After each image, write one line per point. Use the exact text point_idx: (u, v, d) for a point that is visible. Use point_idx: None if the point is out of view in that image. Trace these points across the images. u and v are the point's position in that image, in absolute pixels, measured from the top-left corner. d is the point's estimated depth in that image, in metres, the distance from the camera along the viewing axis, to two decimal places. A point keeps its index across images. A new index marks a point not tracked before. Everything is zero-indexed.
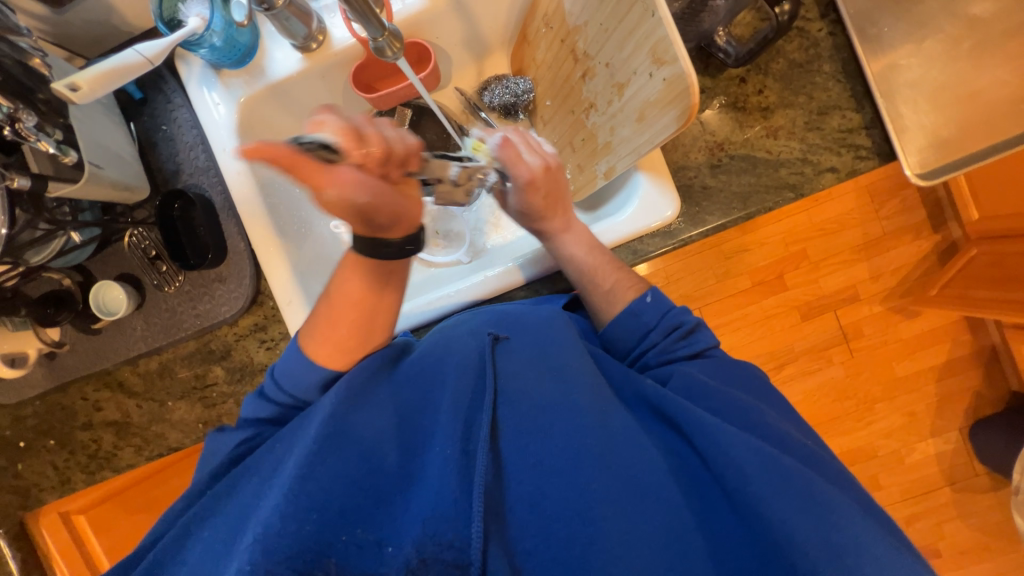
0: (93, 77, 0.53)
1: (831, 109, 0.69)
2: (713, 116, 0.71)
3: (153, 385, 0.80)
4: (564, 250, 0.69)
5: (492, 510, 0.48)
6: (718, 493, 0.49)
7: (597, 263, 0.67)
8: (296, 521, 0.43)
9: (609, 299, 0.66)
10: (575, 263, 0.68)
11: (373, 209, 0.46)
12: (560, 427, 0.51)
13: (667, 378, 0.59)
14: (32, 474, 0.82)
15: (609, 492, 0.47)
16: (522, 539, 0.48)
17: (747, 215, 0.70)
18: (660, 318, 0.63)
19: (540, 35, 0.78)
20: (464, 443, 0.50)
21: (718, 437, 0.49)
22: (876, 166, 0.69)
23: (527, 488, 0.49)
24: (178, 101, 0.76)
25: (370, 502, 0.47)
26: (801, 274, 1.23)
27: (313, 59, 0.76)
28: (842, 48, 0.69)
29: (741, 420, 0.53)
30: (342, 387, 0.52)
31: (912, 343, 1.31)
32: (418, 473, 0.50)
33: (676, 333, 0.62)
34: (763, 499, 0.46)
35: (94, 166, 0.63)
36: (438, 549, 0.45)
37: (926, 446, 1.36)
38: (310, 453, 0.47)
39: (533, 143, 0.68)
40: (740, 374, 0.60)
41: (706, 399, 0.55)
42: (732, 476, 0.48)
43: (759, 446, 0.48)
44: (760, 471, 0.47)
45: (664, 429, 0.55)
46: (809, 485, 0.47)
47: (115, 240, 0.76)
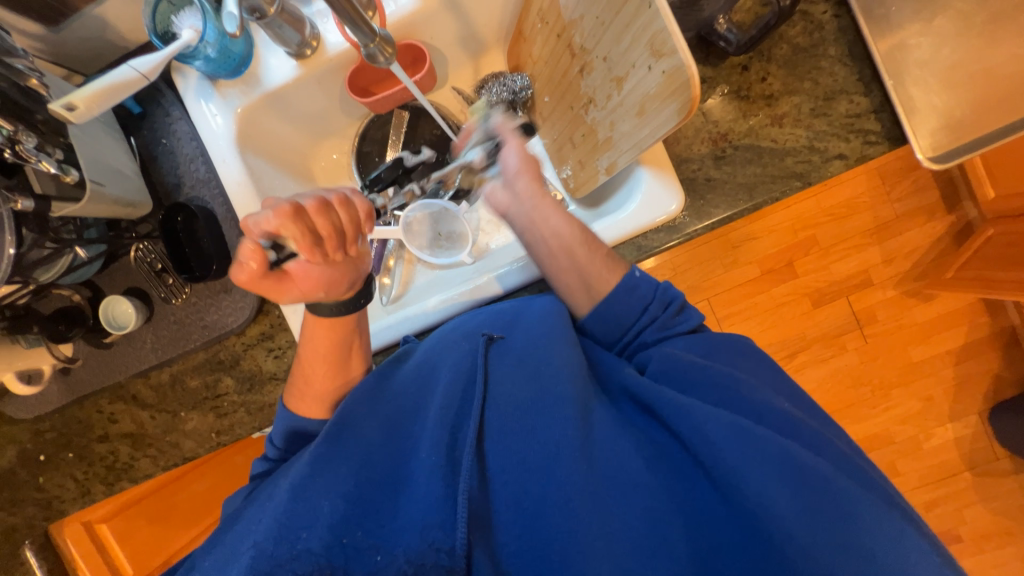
0: (90, 95, 0.54)
1: (838, 94, 0.67)
2: (716, 105, 0.69)
3: (165, 397, 0.81)
4: (534, 228, 0.65)
5: (478, 517, 0.47)
6: (700, 475, 0.48)
7: (567, 236, 0.62)
8: (291, 539, 0.44)
9: (596, 270, 0.60)
10: (558, 237, 0.63)
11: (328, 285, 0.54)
12: (542, 425, 0.49)
13: (646, 364, 0.57)
14: (53, 486, 0.83)
15: (588, 487, 0.46)
16: (508, 541, 0.47)
17: (753, 206, 0.68)
18: (654, 290, 0.60)
19: (536, 31, 0.76)
20: (450, 451, 0.49)
21: (694, 417, 0.48)
22: (886, 151, 0.67)
23: (512, 490, 0.48)
24: (176, 113, 0.76)
25: (362, 511, 0.46)
26: (809, 261, 1.21)
27: (308, 65, 0.75)
28: (847, 31, 0.67)
29: (724, 399, 0.51)
30: (337, 411, 0.53)
31: (927, 327, 1.29)
32: (406, 478, 0.49)
33: (670, 309, 0.60)
34: (743, 476, 0.45)
35: (96, 183, 0.63)
36: (438, 556, 0.44)
37: (945, 431, 1.33)
38: (306, 472, 0.48)
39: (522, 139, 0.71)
40: (731, 342, 0.58)
41: (685, 377, 0.53)
42: (710, 455, 0.46)
43: (737, 422, 0.47)
44: (735, 446, 0.46)
45: (645, 418, 0.54)
46: (785, 453, 0.45)
47: (122, 254, 0.77)
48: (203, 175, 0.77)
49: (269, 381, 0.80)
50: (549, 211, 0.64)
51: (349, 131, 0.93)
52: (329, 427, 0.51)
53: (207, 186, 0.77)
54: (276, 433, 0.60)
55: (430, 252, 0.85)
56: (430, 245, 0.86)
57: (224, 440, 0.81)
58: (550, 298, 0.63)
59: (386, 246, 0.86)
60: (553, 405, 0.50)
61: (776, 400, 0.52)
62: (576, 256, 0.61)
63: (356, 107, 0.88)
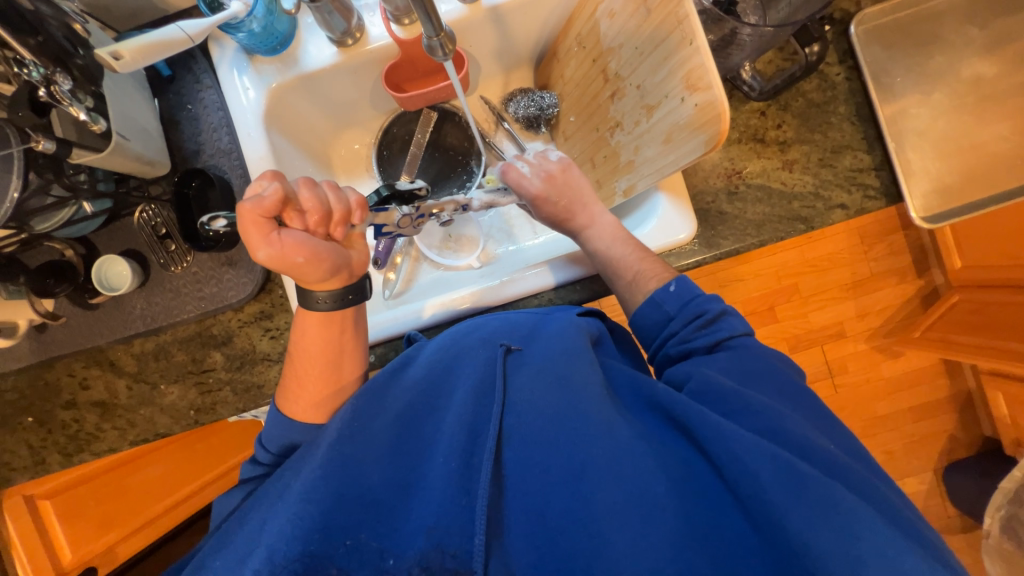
0: (137, 48, 0.53)
1: (843, 149, 0.73)
2: (732, 146, 0.73)
3: (146, 366, 0.77)
4: (592, 244, 0.71)
5: (493, 525, 0.46)
6: (734, 507, 0.45)
7: (622, 251, 0.68)
8: (301, 540, 0.41)
9: (632, 289, 0.66)
10: (601, 255, 0.70)
11: (317, 258, 0.53)
12: (564, 438, 0.48)
13: (684, 381, 0.55)
14: (4, 452, 0.77)
15: (614, 505, 0.44)
16: (523, 553, 0.44)
17: (759, 243, 0.72)
18: (681, 307, 0.61)
19: (571, 54, 0.80)
20: (467, 457, 0.47)
21: (730, 444, 0.45)
22: (882, 206, 0.72)
23: (530, 503, 0.46)
24: (207, 81, 0.76)
25: (372, 512, 0.44)
26: (791, 307, 1.27)
27: (347, 54, 0.76)
28: (856, 93, 0.73)
29: (766, 428, 0.48)
30: (347, 408, 0.50)
31: (893, 383, 1.36)
32: (419, 481, 0.47)
33: (695, 323, 0.59)
34: (778, 509, 0.41)
35: (121, 137, 0.61)
36: (443, 558, 0.43)
37: (903, 484, 1.40)
38: (317, 474, 0.45)
39: (538, 160, 0.76)
40: (768, 369, 0.55)
41: (722, 402, 0.51)
42: (746, 484, 0.43)
43: (775, 452, 0.44)
44: (776, 478, 0.43)
45: (675, 435, 0.50)
46: (827, 491, 0.42)
47: (125, 215, 0.74)
48: (225, 146, 0.76)
49: (260, 363, 0.77)
50: (601, 234, 0.71)
51: (373, 124, 0.94)
52: (340, 427, 0.49)
53: (227, 156, 0.76)
54: (272, 440, 0.59)
55: (438, 251, 0.90)
56: (438, 245, 0.91)
57: (202, 419, 0.78)
58: (567, 315, 0.61)
59: (395, 244, 0.86)
60: (580, 421, 0.48)
61: (813, 437, 0.48)
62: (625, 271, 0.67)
63: (385, 101, 0.90)
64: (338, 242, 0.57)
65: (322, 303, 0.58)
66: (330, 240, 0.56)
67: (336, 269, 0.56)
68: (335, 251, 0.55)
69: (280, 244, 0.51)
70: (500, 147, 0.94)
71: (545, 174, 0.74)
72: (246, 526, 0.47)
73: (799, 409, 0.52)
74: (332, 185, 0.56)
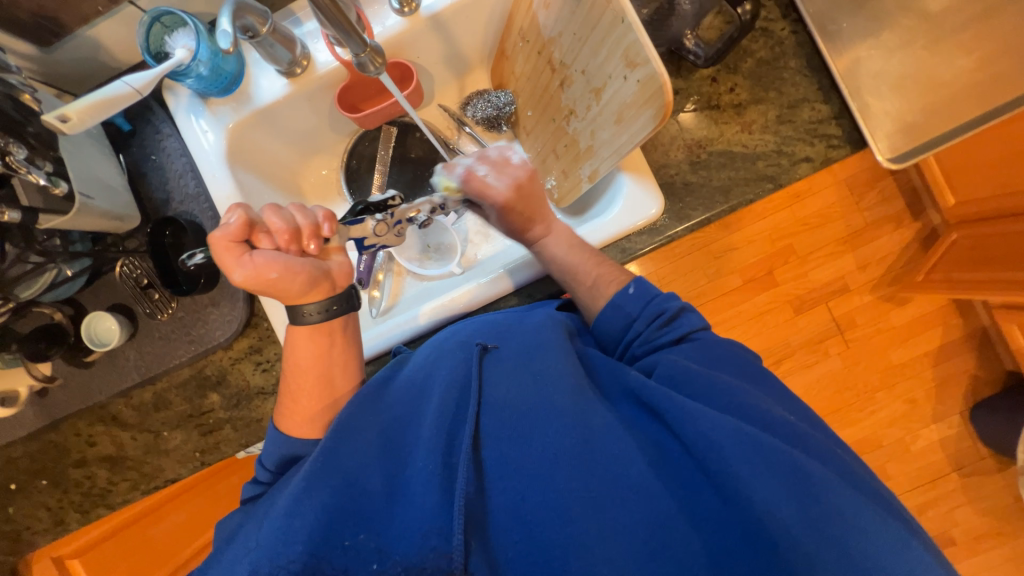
0: (83, 108, 0.55)
1: (800, 103, 0.72)
2: (688, 117, 0.73)
3: (147, 417, 0.79)
4: (547, 252, 0.69)
5: (472, 521, 0.44)
6: (703, 482, 0.45)
7: (580, 259, 0.66)
8: (285, 554, 0.42)
9: (592, 295, 0.65)
10: (558, 263, 0.67)
11: (290, 274, 0.57)
12: (538, 430, 0.48)
13: (652, 369, 0.56)
14: (25, 516, 0.79)
15: (587, 491, 0.44)
16: (504, 547, 0.44)
17: (729, 208, 0.72)
18: (642, 307, 0.60)
19: (517, 49, 0.81)
20: (446, 459, 0.47)
21: (698, 422, 0.46)
22: (848, 153, 0.71)
23: (511, 498, 0.45)
24: (166, 130, 0.78)
25: (352, 522, 0.44)
26: (789, 269, 1.25)
27: (297, 84, 0.77)
28: (805, 45, 0.73)
29: (733, 405, 0.49)
30: (335, 424, 0.50)
31: (903, 330, 1.33)
32: (402, 486, 0.47)
33: (657, 321, 0.59)
34: (744, 481, 0.43)
35: (84, 197, 0.63)
36: (439, 560, 0.42)
37: (929, 432, 1.37)
38: (302, 488, 0.45)
39: (499, 161, 0.67)
40: (726, 356, 0.56)
41: (690, 383, 0.51)
42: (713, 459, 0.44)
43: (739, 426, 0.45)
44: (742, 451, 0.44)
45: (647, 419, 0.51)
46: (789, 459, 0.44)
47: (106, 271, 0.76)
48: (192, 191, 0.77)
49: (257, 397, 0.78)
50: (559, 242, 0.68)
51: (337, 148, 0.95)
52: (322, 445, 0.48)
53: (196, 201, 0.77)
54: (270, 454, 0.59)
55: (419, 263, 0.90)
56: (419, 257, 0.91)
57: (208, 459, 0.79)
58: (545, 310, 0.62)
59: (376, 261, 0.87)
60: (552, 412, 0.49)
61: (767, 405, 0.49)
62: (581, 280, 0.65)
63: (344, 123, 0.91)
64: (314, 256, 0.59)
65: (311, 315, 0.60)
66: (307, 254, 0.59)
67: (313, 282, 0.58)
68: (309, 264, 0.58)
69: (252, 264, 0.55)
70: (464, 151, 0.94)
71: (511, 179, 0.67)
72: (231, 548, 0.47)
73: (760, 386, 0.54)
74: (298, 206, 0.58)
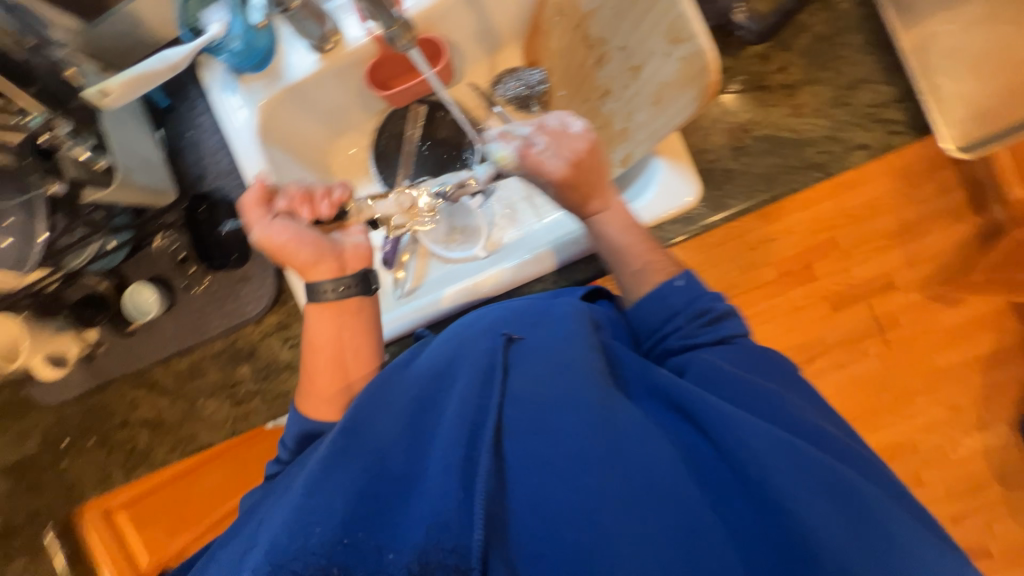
0: (122, 82, 0.57)
1: (859, 84, 0.66)
2: (732, 98, 0.69)
3: (183, 384, 0.82)
4: (599, 230, 0.66)
5: (494, 523, 0.43)
6: (738, 489, 0.44)
7: (632, 241, 0.64)
8: (305, 534, 0.42)
9: (637, 280, 0.62)
10: (608, 242, 0.65)
11: (301, 241, 0.62)
12: (564, 427, 0.46)
13: (683, 370, 0.54)
14: (75, 470, 0.85)
15: (616, 493, 0.43)
16: (526, 543, 0.43)
17: (773, 198, 0.67)
18: (687, 302, 0.58)
19: (552, 25, 0.77)
20: (469, 449, 0.46)
21: (735, 428, 0.45)
22: (911, 140, 0.66)
23: (536, 494, 0.44)
24: (202, 106, 0.79)
25: (372, 508, 0.45)
26: (829, 262, 1.17)
27: (328, 59, 0.77)
28: (869, 20, 0.67)
29: (770, 414, 0.48)
30: (353, 408, 0.52)
31: (952, 333, 1.24)
32: (418, 480, 0.47)
33: (700, 319, 0.57)
34: (784, 491, 0.41)
35: (126, 170, 0.66)
36: (442, 554, 0.42)
37: (974, 441, 1.29)
38: (319, 467, 0.47)
39: (559, 133, 0.64)
40: (769, 364, 0.54)
41: (726, 385, 0.50)
42: (752, 466, 0.43)
43: (775, 434, 0.44)
44: (782, 462, 0.43)
45: (676, 420, 0.50)
46: (829, 471, 0.43)
47: (146, 244, 0.79)
48: (225, 166, 0.79)
49: (285, 370, 0.80)
50: (615, 221, 0.65)
51: (366, 127, 0.95)
52: (341, 426, 0.50)
53: (229, 176, 0.79)
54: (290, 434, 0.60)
55: (444, 245, 0.89)
56: (444, 238, 0.90)
57: (238, 428, 0.81)
58: (570, 300, 0.60)
59: (401, 243, 0.88)
60: (580, 409, 0.47)
61: (808, 415, 0.49)
62: (630, 265, 0.63)
63: (373, 101, 0.90)
64: (330, 238, 0.65)
65: (328, 293, 0.63)
66: (325, 234, 0.65)
67: (320, 257, 0.63)
68: (322, 236, 0.64)
69: (270, 227, 0.63)
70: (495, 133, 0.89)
71: (570, 152, 0.63)
72: (254, 518, 0.50)
73: (791, 387, 0.53)
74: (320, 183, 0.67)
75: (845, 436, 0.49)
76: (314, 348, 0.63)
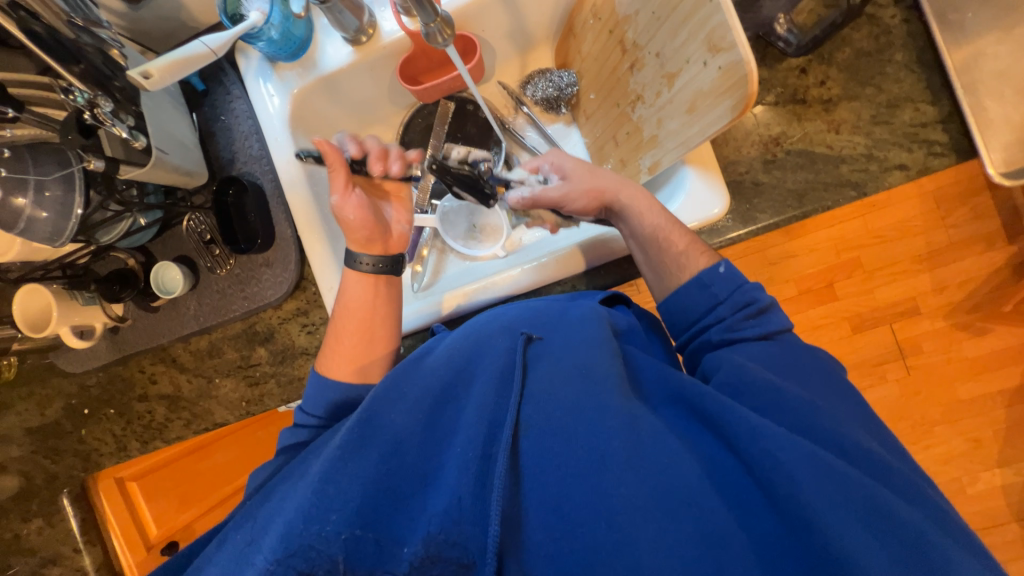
0: (163, 65, 0.57)
1: (903, 102, 0.65)
2: (766, 110, 0.67)
3: (202, 362, 0.84)
4: (631, 211, 0.64)
5: (508, 524, 0.44)
6: (764, 502, 0.43)
7: (669, 222, 0.63)
8: (318, 522, 0.42)
9: (682, 261, 0.61)
10: (644, 224, 0.63)
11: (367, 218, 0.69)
12: (584, 429, 0.46)
13: (714, 371, 0.54)
14: (93, 439, 0.87)
15: (636, 500, 0.42)
16: (542, 544, 0.43)
17: (802, 214, 0.66)
18: (731, 292, 0.57)
19: (587, 27, 0.77)
20: (484, 451, 0.47)
21: (767, 442, 0.43)
22: (952, 163, 0.64)
23: (553, 496, 0.44)
24: (236, 92, 0.80)
25: (386, 500, 0.45)
26: (852, 283, 1.15)
27: (362, 52, 0.78)
28: (917, 36, 0.65)
29: (799, 425, 0.47)
30: (370, 397, 0.51)
31: (977, 363, 1.20)
32: (433, 473, 0.47)
33: (744, 311, 0.56)
34: (818, 509, 0.40)
35: (160, 151, 0.67)
36: (444, 548, 0.43)
37: (994, 476, 1.23)
38: (336, 456, 0.46)
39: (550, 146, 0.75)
40: (807, 364, 0.53)
41: (756, 394, 0.49)
42: (781, 483, 0.42)
43: (812, 451, 0.43)
44: (818, 480, 0.41)
45: (699, 429, 0.49)
46: (870, 494, 0.41)
47: (175, 224, 0.81)
48: (255, 152, 0.80)
49: (301, 356, 0.82)
50: (642, 198, 0.65)
51: (393, 120, 0.95)
52: (359, 414, 0.49)
53: (258, 162, 0.80)
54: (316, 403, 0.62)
55: (463, 242, 0.89)
56: (464, 236, 0.90)
57: (253, 410, 0.83)
58: (588, 302, 0.60)
59: (422, 236, 0.88)
60: (602, 414, 0.47)
61: (853, 435, 0.47)
62: (673, 242, 0.62)
63: (403, 96, 0.90)
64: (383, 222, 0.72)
65: (365, 266, 0.69)
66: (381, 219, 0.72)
67: (373, 238, 0.70)
68: (381, 222, 0.72)
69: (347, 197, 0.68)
70: (521, 132, 0.91)
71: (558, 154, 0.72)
72: (268, 505, 0.49)
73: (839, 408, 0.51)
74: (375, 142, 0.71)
75: (896, 461, 0.47)
76: (351, 333, 0.66)
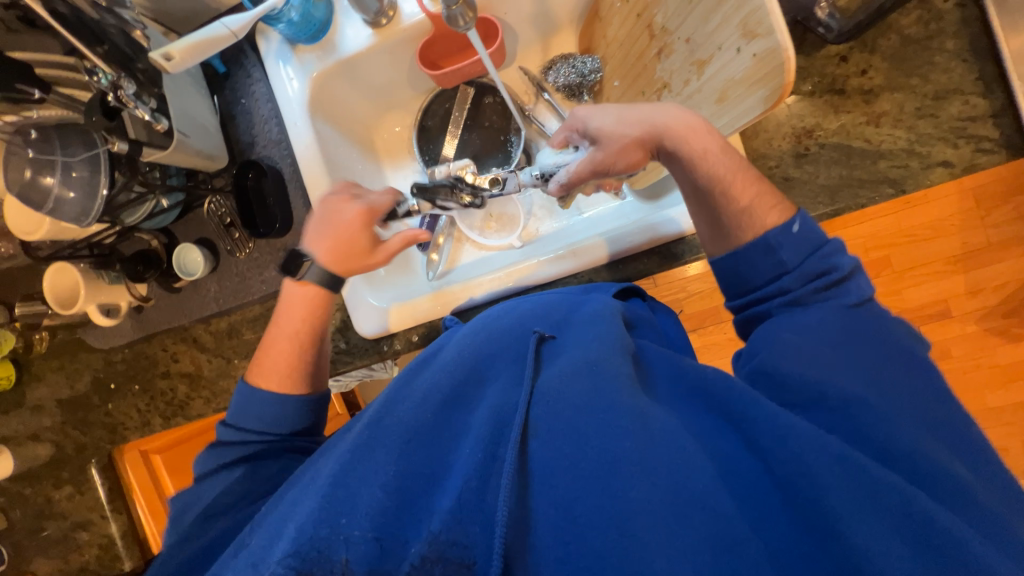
0: (183, 48, 0.59)
1: (950, 94, 0.61)
2: (801, 100, 0.63)
3: (222, 343, 0.86)
4: (681, 162, 0.59)
5: (518, 525, 0.43)
6: (783, 505, 0.42)
7: (729, 170, 0.58)
8: (331, 524, 0.41)
9: (748, 214, 0.57)
10: (698, 174, 0.59)
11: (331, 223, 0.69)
12: (593, 427, 0.45)
13: (753, 356, 0.52)
14: (119, 413, 0.90)
15: (649, 503, 0.41)
16: (553, 546, 0.42)
17: (833, 213, 0.63)
18: (802, 260, 0.53)
19: (613, 10, 0.74)
20: (492, 447, 0.47)
21: (785, 443, 0.43)
22: (1002, 160, 0.59)
23: (564, 496, 0.43)
24: (256, 75, 0.80)
25: (398, 500, 0.44)
26: (880, 282, 1.11)
27: (382, 35, 0.76)
28: (970, 22, 0.61)
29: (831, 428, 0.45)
30: (382, 395, 0.53)
31: (1010, 371, 1.15)
32: (444, 471, 0.47)
33: (821, 280, 0.52)
34: (839, 514, 0.39)
35: (181, 134, 0.67)
36: (444, 548, 0.41)
37: None
38: (348, 457, 0.46)
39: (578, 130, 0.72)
40: (864, 345, 0.49)
41: (782, 393, 0.48)
42: (803, 485, 0.41)
43: (834, 454, 0.42)
44: (838, 482, 0.40)
45: (716, 428, 0.48)
46: (903, 501, 0.40)
47: (196, 207, 0.82)
48: (275, 136, 0.80)
49: None
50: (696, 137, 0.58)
51: (412, 106, 0.94)
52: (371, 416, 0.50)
53: (278, 147, 0.80)
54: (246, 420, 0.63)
55: (480, 232, 0.89)
56: (480, 225, 0.90)
57: None
58: (603, 297, 0.59)
59: (438, 223, 0.87)
60: (613, 414, 0.46)
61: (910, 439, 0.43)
62: (732, 190, 0.57)
63: (422, 80, 0.89)
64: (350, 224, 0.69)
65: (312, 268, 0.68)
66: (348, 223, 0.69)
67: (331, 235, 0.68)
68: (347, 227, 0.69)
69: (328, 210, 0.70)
70: (542, 121, 0.88)
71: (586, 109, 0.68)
72: (285, 500, 0.50)
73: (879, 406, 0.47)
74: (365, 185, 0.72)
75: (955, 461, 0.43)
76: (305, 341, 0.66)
